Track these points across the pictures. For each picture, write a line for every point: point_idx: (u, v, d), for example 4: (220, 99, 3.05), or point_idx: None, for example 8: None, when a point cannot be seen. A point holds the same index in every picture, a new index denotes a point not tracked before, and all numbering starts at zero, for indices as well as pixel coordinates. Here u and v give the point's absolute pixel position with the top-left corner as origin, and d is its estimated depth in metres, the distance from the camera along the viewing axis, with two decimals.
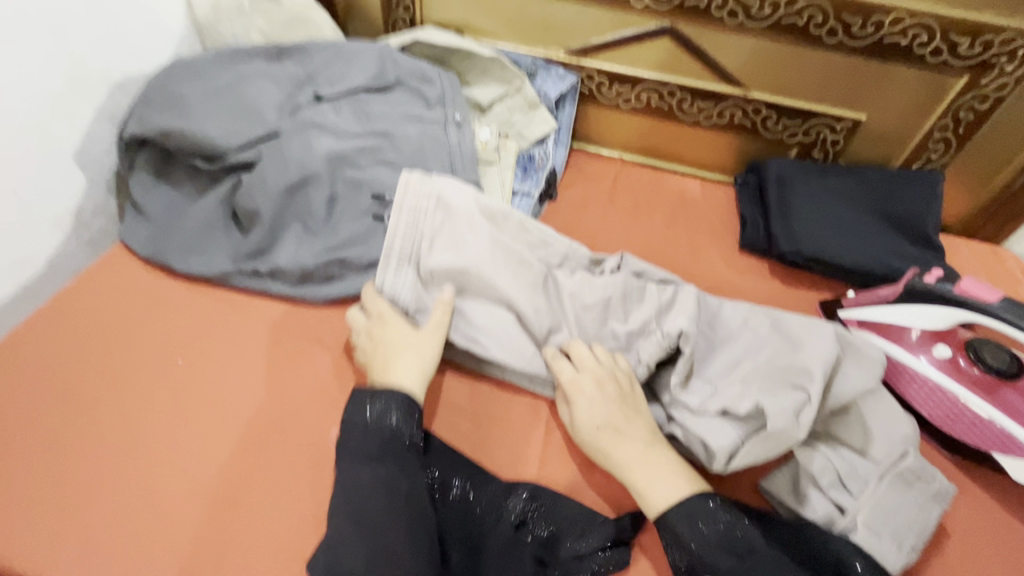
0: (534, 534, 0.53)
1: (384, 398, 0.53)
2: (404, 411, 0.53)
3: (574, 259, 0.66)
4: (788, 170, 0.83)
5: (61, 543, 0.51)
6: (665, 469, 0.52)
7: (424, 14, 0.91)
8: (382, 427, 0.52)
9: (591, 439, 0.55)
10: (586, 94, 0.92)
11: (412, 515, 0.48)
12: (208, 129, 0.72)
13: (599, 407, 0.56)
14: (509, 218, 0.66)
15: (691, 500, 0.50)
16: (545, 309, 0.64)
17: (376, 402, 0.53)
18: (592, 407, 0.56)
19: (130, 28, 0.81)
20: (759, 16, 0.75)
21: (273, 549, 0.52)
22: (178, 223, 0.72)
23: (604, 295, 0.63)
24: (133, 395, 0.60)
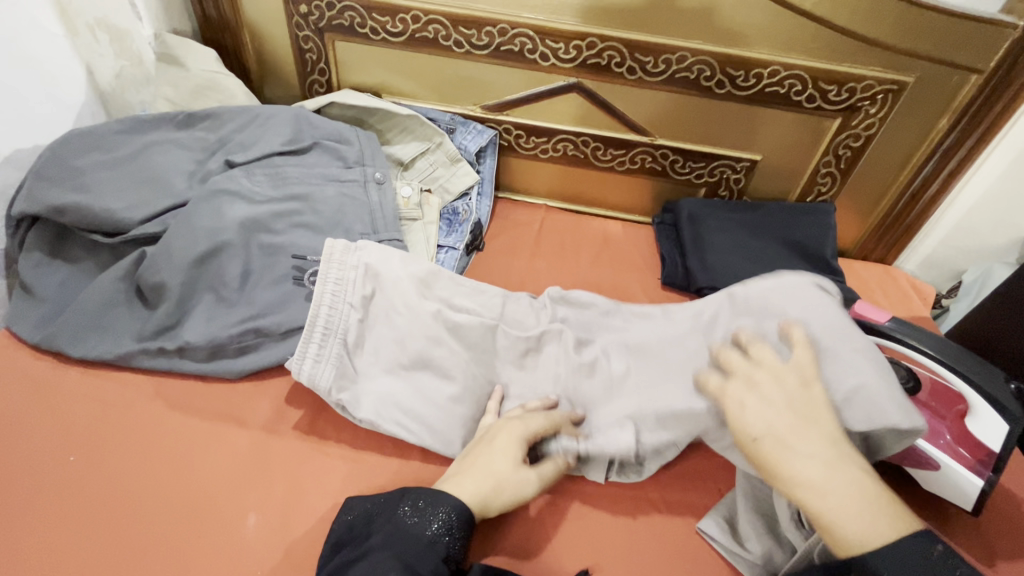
0: None
1: (433, 502, 0.50)
2: (445, 518, 0.49)
3: (507, 308, 0.68)
4: (698, 209, 0.88)
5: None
6: (863, 502, 0.42)
7: (340, 77, 0.92)
8: (407, 534, 0.48)
9: (759, 444, 0.46)
10: (506, 146, 0.95)
11: None
12: (109, 203, 0.70)
13: (770, 407, 0.47)
14: (440, 274, 0.68)
15: (899, 542, 0.40)
16: (481, 360, 0.64)
17: (419, 506, 0.50)
18: (761, 409, 0.47)
19: (22, 100, 0.77)
20: (655, 71, 0.81)
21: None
22: (73, 304, 0.67)
23: (554, 373, 0.64)
24: (12, 504, 0.54)
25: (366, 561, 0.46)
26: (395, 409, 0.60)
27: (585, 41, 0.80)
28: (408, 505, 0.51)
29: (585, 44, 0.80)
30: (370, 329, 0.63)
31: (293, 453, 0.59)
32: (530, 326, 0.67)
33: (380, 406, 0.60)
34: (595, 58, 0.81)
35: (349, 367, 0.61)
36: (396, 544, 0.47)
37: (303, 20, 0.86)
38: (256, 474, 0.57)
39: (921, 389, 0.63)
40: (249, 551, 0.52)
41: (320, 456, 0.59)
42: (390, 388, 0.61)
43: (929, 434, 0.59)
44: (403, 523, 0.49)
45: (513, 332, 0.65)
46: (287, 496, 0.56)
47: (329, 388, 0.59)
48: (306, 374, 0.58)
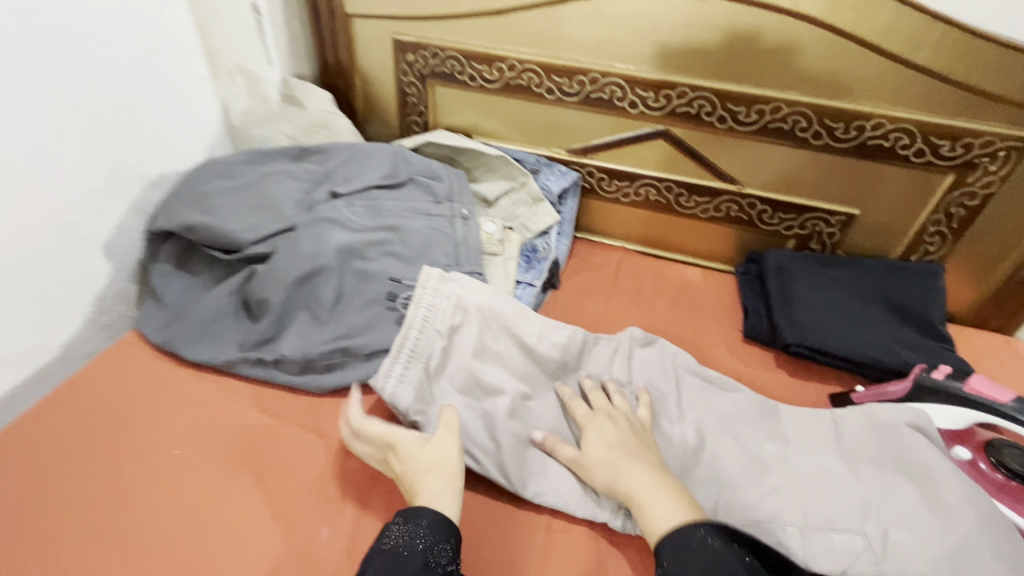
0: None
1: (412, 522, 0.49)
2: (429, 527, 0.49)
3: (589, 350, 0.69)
4: (788, 261, 0.85)
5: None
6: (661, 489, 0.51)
7: (436, 118, 0.98)
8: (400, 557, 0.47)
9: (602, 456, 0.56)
10: (587, 189, 0.96)
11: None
12: (230, 225, 0.78)
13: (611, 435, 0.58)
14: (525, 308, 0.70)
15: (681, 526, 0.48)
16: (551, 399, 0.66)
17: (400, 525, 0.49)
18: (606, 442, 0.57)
19: (168, 133, 0.90)
20: (747, 121, 0.80)
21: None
22: (190, 313, 0.75)
23: None
24: (123, 488, 0.59)
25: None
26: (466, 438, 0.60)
27: (675, 90, 0.81)
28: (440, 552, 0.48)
29: (675, 93, 0.81)
30: (450, 358, 0.65)
31: (366, 473, 0.61)
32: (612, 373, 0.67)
33: None
34: (684, 106, 0.82)
35: (428, 391, 0.63)
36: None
37: (408, 68, 0.94)
38: (332, 489, 0.60)
39: None
40: (320, 564, 0.54)
41: (389, 479, 0.61)
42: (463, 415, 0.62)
43: None
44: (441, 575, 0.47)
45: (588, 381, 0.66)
46: (359, 512, 0.58)
47: (408, 408, 0.60)
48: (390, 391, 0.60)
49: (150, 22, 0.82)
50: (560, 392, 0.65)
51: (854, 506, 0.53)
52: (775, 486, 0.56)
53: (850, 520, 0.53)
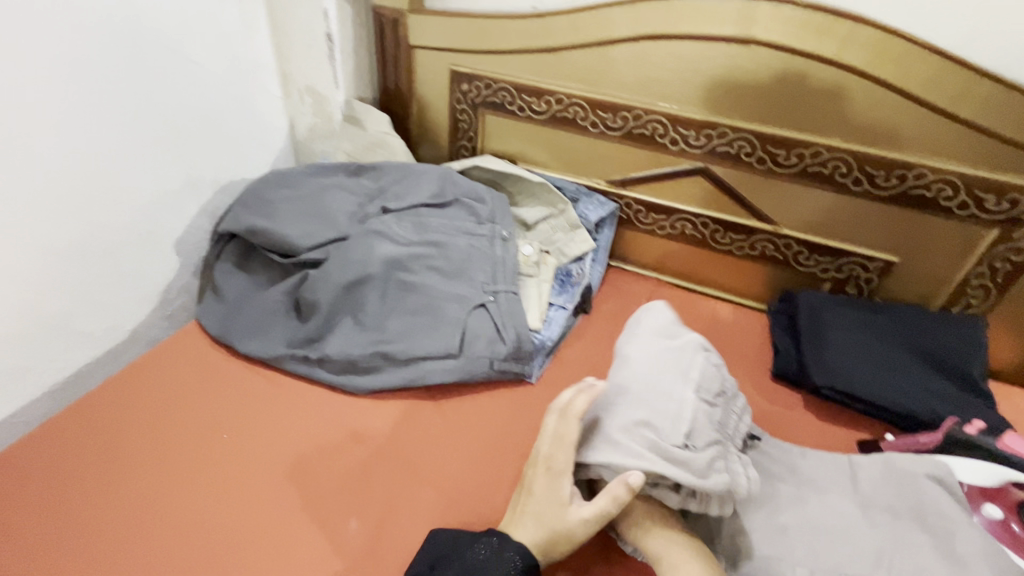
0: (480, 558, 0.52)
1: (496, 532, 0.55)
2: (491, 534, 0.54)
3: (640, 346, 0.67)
4: (820, 303, 0.85)
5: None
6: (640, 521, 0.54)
7: (484, 144, 1.04)
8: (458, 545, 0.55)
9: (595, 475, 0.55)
10: (624, 219, 0.99)
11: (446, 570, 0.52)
12: (289, 230, 0.85)
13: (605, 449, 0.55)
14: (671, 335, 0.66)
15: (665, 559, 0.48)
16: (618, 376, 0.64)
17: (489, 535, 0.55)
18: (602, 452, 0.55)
19: (240, 143, 0.99)
20: (786, 163, 0.82)
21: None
22: (247, 309, 0.81)
23: None
24: (172, 466, 0.64)
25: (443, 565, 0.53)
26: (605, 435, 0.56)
27: (716, 131, 0.84)
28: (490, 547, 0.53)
29: (716, 133, 0.84)
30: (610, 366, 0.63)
31: (394, 474, 0.65)
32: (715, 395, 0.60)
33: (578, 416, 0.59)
34: (724, 146, 0.84)
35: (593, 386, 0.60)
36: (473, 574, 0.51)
37: (462, 96, 1.00)
38: (362, 485, 0.63)
39: None
40: (347, 553, 0.57)
41: (415, 481, 0.64)
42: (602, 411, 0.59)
43: None
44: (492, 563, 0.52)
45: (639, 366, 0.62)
46: (385, 512, 0.61)
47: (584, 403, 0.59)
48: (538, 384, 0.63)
49: (233, 45, 0.92)
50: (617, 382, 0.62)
51: (867, 553, 0.53)
52: (785, 526, 0.56)
53: (863, 567, 0.52)
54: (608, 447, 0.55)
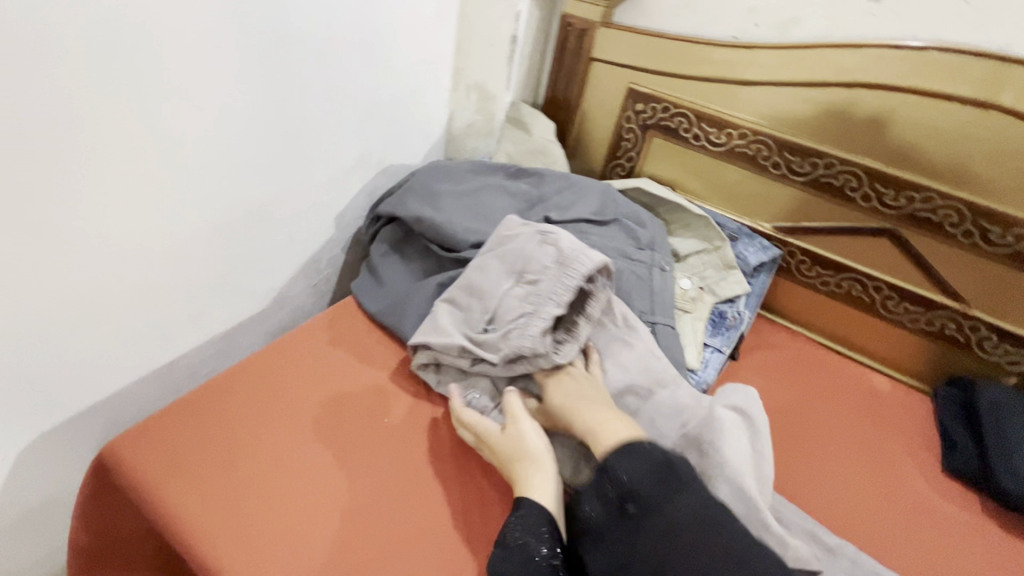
0: (531, 546, 0.53)
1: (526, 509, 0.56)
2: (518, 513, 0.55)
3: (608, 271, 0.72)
4: (1006, 399, 0.76)
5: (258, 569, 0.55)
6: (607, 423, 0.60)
7: (642, 166, 1.01)
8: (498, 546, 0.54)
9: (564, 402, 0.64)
10: (782, 268, 0.94)
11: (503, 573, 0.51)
12: (453, 224, 0.85)
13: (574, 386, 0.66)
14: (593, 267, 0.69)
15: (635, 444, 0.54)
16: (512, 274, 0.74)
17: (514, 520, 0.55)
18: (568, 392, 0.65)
19: (407, 129, 1.00)
20: (998, 242, 0.75)
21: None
22: (404, 294, 0.82)
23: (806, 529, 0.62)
24: (341, 440, 0.66)
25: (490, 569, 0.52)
26: (471, 298, 0.75)
27: (920, 194, 0.78)
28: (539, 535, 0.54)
29: (919, 197, 0.78)
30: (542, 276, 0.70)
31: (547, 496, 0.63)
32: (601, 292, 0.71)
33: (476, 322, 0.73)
34: (926, 212, 0.78)
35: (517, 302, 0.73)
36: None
37: (633, 115, 0.98)
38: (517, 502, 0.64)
39: None
40: None
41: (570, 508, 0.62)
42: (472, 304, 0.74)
43: None
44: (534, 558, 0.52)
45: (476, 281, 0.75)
46: None
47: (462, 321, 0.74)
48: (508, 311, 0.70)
49: (425, 35, 0.94)
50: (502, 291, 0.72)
51: None
52: None
53: None
54: (461, 311, 0.75)
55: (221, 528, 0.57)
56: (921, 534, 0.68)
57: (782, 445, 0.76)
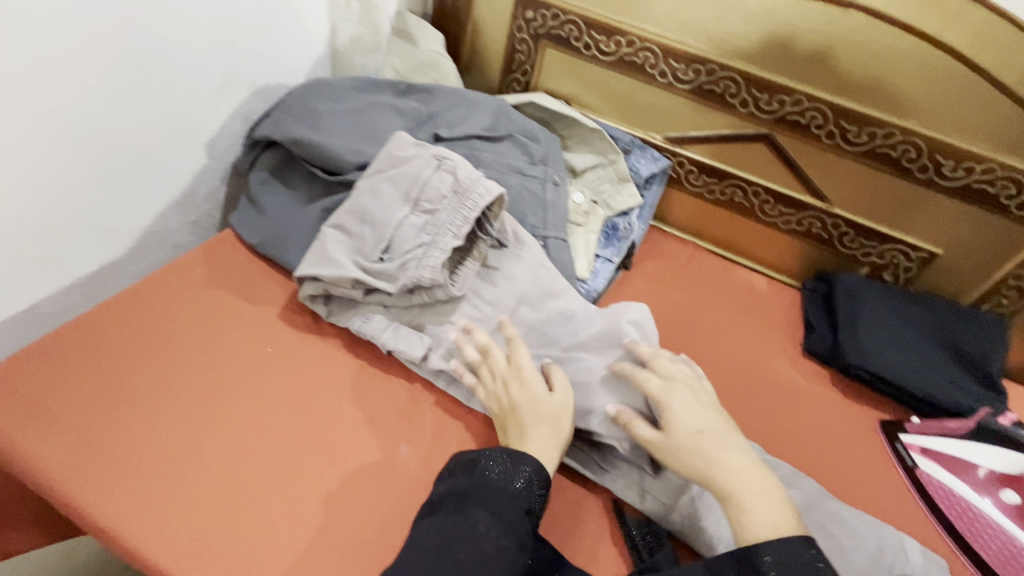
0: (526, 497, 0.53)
1: (517, 462, 0.54)
2: (518, 462, 0.54)
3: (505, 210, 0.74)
4: (859, 287, 0.85)
5: (116, 499, 0.54)
6: (759, 488, 0.52)
7: (538, 81, 0.99)
8: (490, 481, 0.53)
9: (689, 438, 0.55)
10: (674, 179, 0.97)
11: (493, 510, 0.51)
12: (336, 145, 0.80)
13: (697, 412, 0.57)
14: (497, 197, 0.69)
15: (791, 535, 0.48)
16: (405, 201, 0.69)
17: (505, 463, 0.54)
18: (687, 411, 0.57)
19: (281, 43, 0.91)
20: (855, 141, 0.80)
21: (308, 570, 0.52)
22: (286, 221, 0.77)
23: None
24: (221, 371, 0.64)
25: (477, 505, 0.51)
26: (361, 224, 0.68)
27: (791, 97, 0.81)
28: (544, 493, 0.54)
29: (789, 100, 0.81)
30: (441, 206, 0.68)
31: (436, 406, 0.65)
32: (493, 219, 0.71)
33: (366, 251, 0.67)
34: (795, 115, 0.82)
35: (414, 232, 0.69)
36: (521, 536, 0.51)
37: (524, 25, 0.94)
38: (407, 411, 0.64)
39: None
40: (399, 475, 0.59)
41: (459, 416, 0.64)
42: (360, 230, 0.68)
43: None
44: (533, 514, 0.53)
45: (364, 206, 0.69)
46: (434, 435, 0.62)
47: (350, 249, 0.67)
48: (405, 240, 0.67)
49: None
50: (399, 220, 0.68)
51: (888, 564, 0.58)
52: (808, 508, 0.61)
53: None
54: (351, 238, 0.68)
55: (78, 463, 0.55)
56: (781, 406, 0.76)
57: (667, 344, 0.82)
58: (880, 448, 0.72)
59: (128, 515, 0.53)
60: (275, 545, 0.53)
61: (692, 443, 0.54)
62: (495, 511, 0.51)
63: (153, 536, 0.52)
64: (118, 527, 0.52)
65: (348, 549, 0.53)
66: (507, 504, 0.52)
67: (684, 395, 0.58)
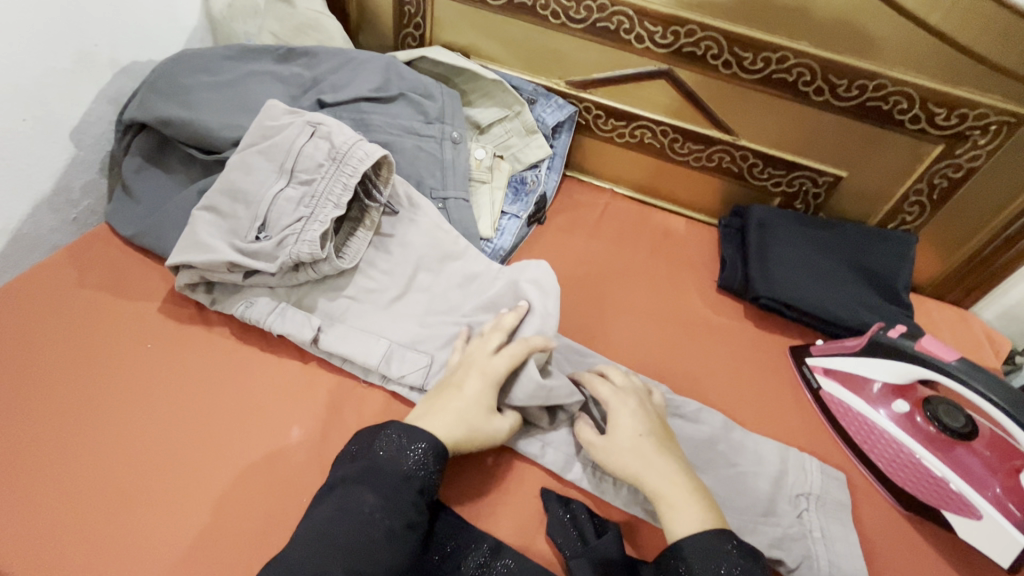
0: (418, 474, 0.51)
1: (416, 440, 0.52)
2: (415, 441, 0.52)
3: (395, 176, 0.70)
4: (770, 218, 0.85)
5: None
6: (686, 498, 0.51)
7: (433, 34, 0.94)
8: (382, 462, 0.51)
9: (628, 448, 0.54)
10: (583, 125, 0.94)
11: (380, 487, 0.49)
12: (208, 120, 0.74)
13: (635, 420, 0.56)
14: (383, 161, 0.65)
15: (709, 535, 0.48)
16: (280, 174, 0.65)
17: (403, 440, 0.52)
18: (630, 422, 0.55)
19: (142, 15, 0.83)
20: (752, 69, 0.79)
21: (200, 565, 0.50)
22: (165, 209, 0.73)
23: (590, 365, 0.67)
24: (100, 375, 0.60)
25: (360, 486, 0.49)
26: (235, 203, 0.64)
27: (684, 28, 0.78)
28: (438, 469, 0.52)
29: (683, 31, 0.78)
30: (319, 175, 0.64)
31: (336, 385, 0.63)
32: (381, 183, 0.68)
33: (243, 231, 0.63)
34: (691, 46, 0.79)
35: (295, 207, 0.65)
36: (413, 516, 0.49)
37: None
38: (303, 394, 0.62)
39: (977, 438, 0.61)
40: (296, 458, 0.57)
41: (361, 392, 0.63)
42: (234, 209, 0.64)
43: (976, 484, 0.58)
44: (426, 489, 0.51)
45: (234, 182, 0.64)
46: (333, 415, 0.60)
47: (225, 231, 0.63)
48: (284, 217, 0.63)
49: None
50: (275, 195, 0.64)
51: (790, 490, 0.59)
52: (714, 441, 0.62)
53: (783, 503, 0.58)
54: (226, 219, 0.64)
55: None
56: (695, 343, 0.76)
57: (582, 295, 0.81)
58: (789, 374, 0.73)
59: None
60: (160, 546, 0.51)
61: (632, 455, 0.54)
62: (383, 492, 0.49)
63: (22, 555, 0.49)
64: None
65: (242, 541, 0.52)
66: (400, 485, 0.50)
67: (633, 407, 0.57)
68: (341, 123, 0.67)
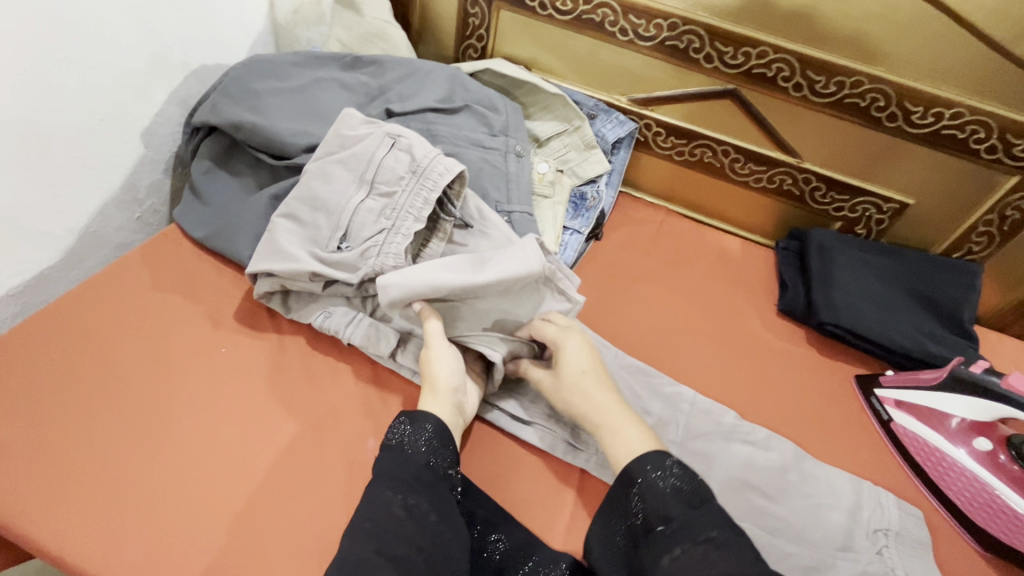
0: (431, 461, 0.52)
1: (417, 423, 0.54)
2: (416, 421, 0.54)
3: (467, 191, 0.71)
4: (830, 242, 0.83)
5: (63, 521, 0.50)
6: (628, 422, 0.55)
7: (495, 46, 0.94)
8: (399, 452, 0.52)
9: (571, 378, 0.59)
10: (641, 142, 0.93)
11: (401, 480, 0.50)
12: (279, 126, 0.74)
13: (584, 355, 0.60)
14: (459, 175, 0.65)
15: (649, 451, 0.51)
16: (360, 184, 0.65)
17: (404, 424, 0.54)
18: (574, 355, 0.60)
19: (213, 19, 0.84)
20: (824, 92, 0.78)
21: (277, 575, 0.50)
22: (234, 212, 0.73)
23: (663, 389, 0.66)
24: (173, 377, 0.60)
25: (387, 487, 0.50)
26: (315, 211, 0.65)
27: (756, 49, 0.77)
28: (448, 450, 0.54)
29: (755, 52, 0.78)
30: (400, 188, 0.65)
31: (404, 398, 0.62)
32: (456, 198, 0.69)
33: (325, 240, 0.64)
34: (761, 68, 0.79)
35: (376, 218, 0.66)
36: (433, 496, 0.51)
37: None
38: (373, 404, 0.61)
39: None
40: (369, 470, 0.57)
41: None
42: (314, 217, 0.65)
43: None
44: (442, 474, 0.52)
45: (315, 191, 0.65)
46: None
47: (307, 240, 0.64)
48: (368, 229, 0.64)
49: None
50: (356, 206, 0.64)
51: (867, 525, 0.58)
52: (785, 469, 0.61)
53: (859, 537, 0.57)
54: (308, 228, 0.64)
55: (20, 487, 0.52)
56: (757, 367, 0.75)
57: (641, 314, 0.80)
58: (854, 403, 0.72)
59: (77, 538, 0.50)
60: (237, 554, 0.50)
61: (576, 385, 0.58)
62: (404, 484, 0.50)
63: (102, 558, 0.49)
64: (63, 551, 0.49)
65: (317, 552, 0.51)
66: (410, 468, 0.51)
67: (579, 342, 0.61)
68: (419, 135, 0.68)
